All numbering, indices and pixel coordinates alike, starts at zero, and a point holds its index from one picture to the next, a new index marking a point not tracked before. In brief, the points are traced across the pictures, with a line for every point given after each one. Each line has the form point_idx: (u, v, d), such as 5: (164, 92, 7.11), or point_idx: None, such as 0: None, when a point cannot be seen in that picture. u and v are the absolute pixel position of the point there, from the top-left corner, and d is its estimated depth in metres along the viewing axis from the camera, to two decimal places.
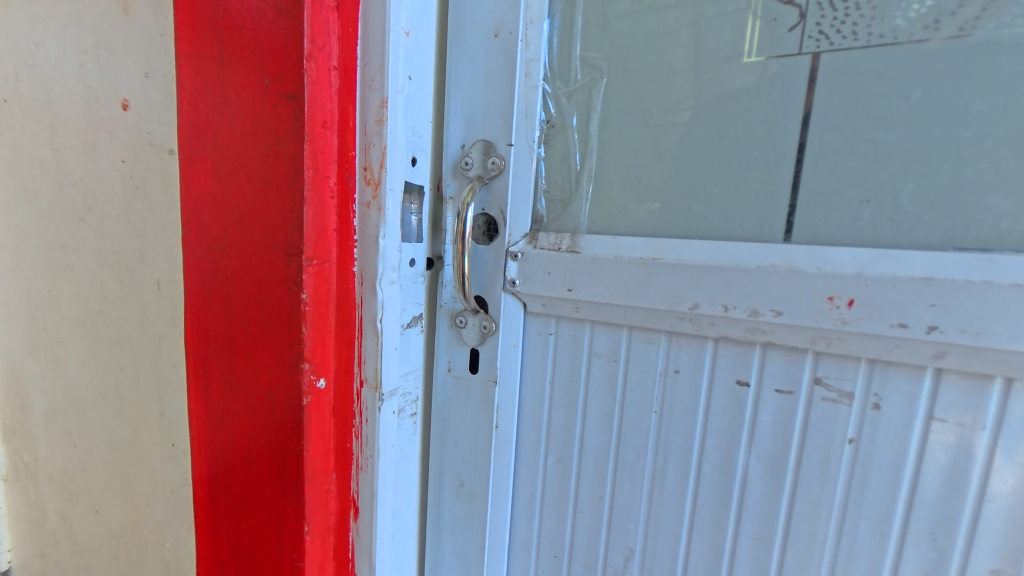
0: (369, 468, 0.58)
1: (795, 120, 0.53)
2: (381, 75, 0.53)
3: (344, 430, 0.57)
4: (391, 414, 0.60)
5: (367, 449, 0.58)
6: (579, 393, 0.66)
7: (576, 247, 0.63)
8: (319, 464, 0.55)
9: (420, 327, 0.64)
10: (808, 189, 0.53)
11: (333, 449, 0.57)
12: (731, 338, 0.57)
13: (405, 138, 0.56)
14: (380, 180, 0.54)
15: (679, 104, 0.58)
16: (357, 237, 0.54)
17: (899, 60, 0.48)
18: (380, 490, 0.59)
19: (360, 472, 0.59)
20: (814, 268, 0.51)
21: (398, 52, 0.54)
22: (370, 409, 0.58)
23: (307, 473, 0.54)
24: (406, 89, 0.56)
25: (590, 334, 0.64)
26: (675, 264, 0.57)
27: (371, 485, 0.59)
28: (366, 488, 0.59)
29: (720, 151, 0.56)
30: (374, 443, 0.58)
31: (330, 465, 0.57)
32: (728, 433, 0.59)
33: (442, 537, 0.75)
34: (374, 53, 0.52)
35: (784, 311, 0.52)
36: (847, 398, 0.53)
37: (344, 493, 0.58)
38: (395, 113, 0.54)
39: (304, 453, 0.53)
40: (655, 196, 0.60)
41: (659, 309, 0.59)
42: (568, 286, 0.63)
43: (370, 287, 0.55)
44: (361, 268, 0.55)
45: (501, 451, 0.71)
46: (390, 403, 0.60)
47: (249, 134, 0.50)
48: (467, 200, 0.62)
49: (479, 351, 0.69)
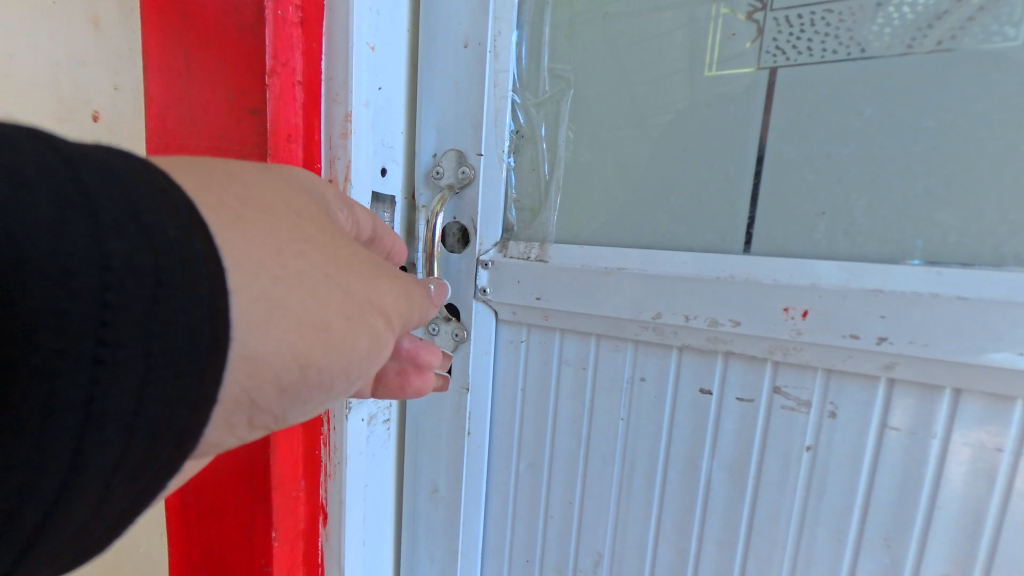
0: (337, 475, 0.59)
1: (755, 132, 0.54)
2: (346, 89, 0.53)
3: (311, 438, 0.59)
4: (360, 422, 0.60)
5: (335, 457, 0.59)
6: (550, 400, 0.67)
7: (544, 257, 0.64)
8: (286, 472, 0.57)
9: None
10: (767, 201, 0.54)
11: (301, 457, 0.59)
12: (693, 347, 0.57)
13: (372, 148, 0.57)
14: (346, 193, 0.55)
15: (642, 116, 0.59)
16: None
17: (852, 76, 0.49)
18: (349, 497, 0.60)
19: (328, 479, 0.59)
20: (771, 279, 0.52)
21: (364, 65, 0.54)
22: (337, 417, 0.58)
23: (274, 480, 0.56)
24: (374, 102, 0.57)
25: (560, 342, 0.65)
26: (639, 273, 0.58)
27: (339, 491, 0.59)
28: (334, 495, 0.60)
29: (685, 161, 0.57)
30: (342, 451, 0.58)
31: (298, 472, 0.59)
32: (693, 440, 0.60)
33: (417, 542, 0.76)
34: (338, 68, 0.53)
35: (743, 321, 0.53)
36: (805, 406, 0.54)
37: (313, 500, 0.60)
38: (360, 126, 0.55)
39: (272, 461, 0.56)
40: (623, 206, 0.61)
41: (624, 318, 0.60)
42: (537, 295, 0.64)
43: None
44: None
45: (474, 457, 0.72)
46: (359, 411, 0.60)
47: (214, 149, 0.53)
48: (437, 210, 0.63)
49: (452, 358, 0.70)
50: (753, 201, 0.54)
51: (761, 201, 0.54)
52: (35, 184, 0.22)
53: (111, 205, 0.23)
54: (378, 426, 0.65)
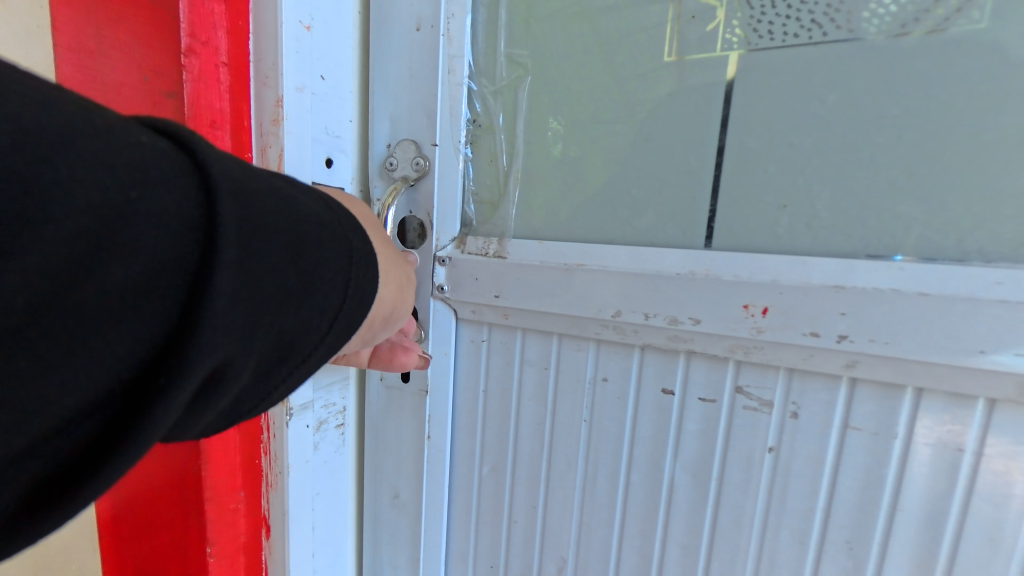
0: (279, 485, 0.61)
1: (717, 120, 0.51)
2: (275, 72, 0.53)
3: (250, 452, 0.61)
4: (305, 429, 0.61)
5: (277, 466, 0.60)
6: (512, 401, 0.65)
7: (503, 253, 0.61)
8: (222, 483, 0.60)
9: None
10: (729, 194, 0.52)
11: (238, 469, 0.61)
12: (655, 346, 0.55)
13: (313, 137, 0.56)
14: None
15: (602, 105, 0.56)
16: None
17: (815, 62, 0.47)
18: (292, 508, 0.61)
19: (270, 489, 0.61)
20: (731, 275, 0.50)
21: (303, 49, 0.54)
22: (278, 425, 0.59)
23: (211, 493, 0.59)
24: (314, 89, 0.56)
25: (521, 341, 0.63)
26: (599, 270, 0.56)
27: (281, 502, 0.61)
28: (276, 505, 0.61)
29: (646, 153, 0.55)
30: (283, 460, 0.60)
31: (237, 484, 0.62)
32: (656, 442, 0.58)
33: (379, 549, 0.73)
34: (268, 50, 0.53)
35: (703, 319, 0.51)
36: (767, 406, 0.52)
37: (253, 512, 0.63)
38: (293, 112, 0.54)
39: (206, 473, 0.58)
40: (585, 203, 0.59)
41: (583, 317, 0.57)
42: (495, 293, 0.61)
43: None
44: None
45: (435, 462, 0.69)
46: (303, 418, 0.60)
47: None
48: (389, 202, 0.60)
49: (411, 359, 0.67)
50: (716, 194, 0.52)
51: (724, 193, 0.52)
52: (313, 197, 0.33)
53: (343, 210, 0.35)
54: (325, 432, 0.64)
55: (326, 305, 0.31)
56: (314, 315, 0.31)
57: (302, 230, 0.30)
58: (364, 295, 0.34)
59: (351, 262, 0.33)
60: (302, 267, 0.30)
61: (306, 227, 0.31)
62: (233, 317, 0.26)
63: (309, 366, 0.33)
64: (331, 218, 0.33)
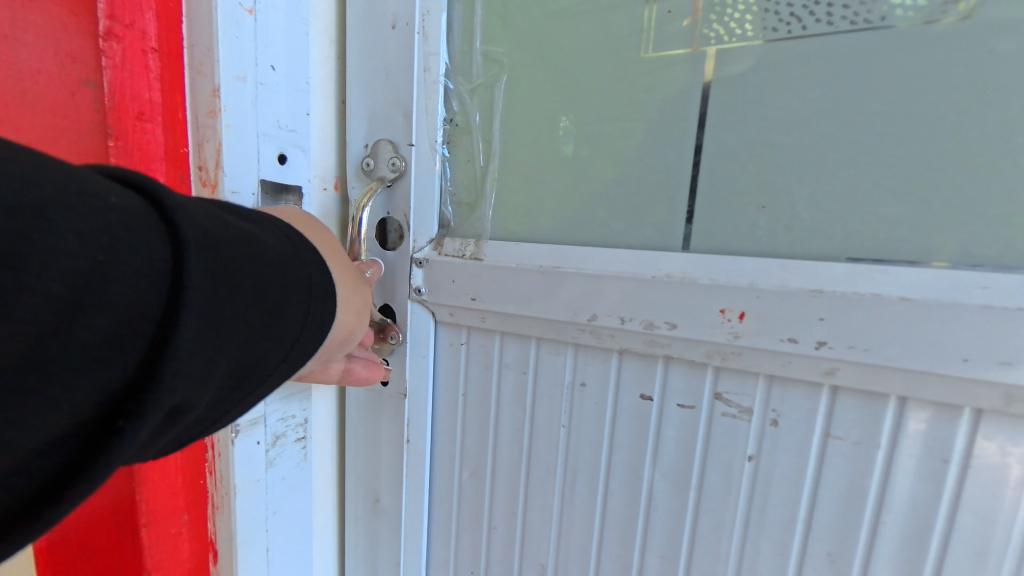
0: (225, 506, 0.61)
1: (694, 120, 0.50)
2: (212, 61, 0.52)
3: (194, 472, 0.61)
4: (255, 450, 0.61)
5: (222, 488, 0.60)
6: (489, 406, 0.64)
7: (473, 254, 0.60)
8: (161, 508, 0.60)
9: None
10: (707, 195, 0.50)
11: (180, 492, 0.61)
12: (632, 351, 0.54)
13: (258, 130, 0.56)
14: (215, 179, 0.54)
15: (577, 104, 0.55)
16: None
17: (795, 57, 0.45)
18: (241, 531, 0.62)
19: (217, 512, 0.62)
20: (708, 279, 0.48)
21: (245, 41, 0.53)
22: (221, 449, 0.59)
23: (148, 518, 0.59)
24: (264, 80, 0.55)
25: (499, 345, 0.61)
26: (575, 272, 0.54)
27: (229, 525, 0.62)
28: (224, 528, 0.62)
29: (620, 153, 0.54)
30: (230, 483, 0.60)
31: (179, 507, 0.62)
32: (635, 449, 0.56)
33: (362, 551, 0.74)
34: (204, 38, 0.52)
35: (679, 324, 0.50)
36: (747, 414, 0.50)
37: (197, 536, 0.63)
38: (234, 103, 0.53)
39: (144, 498, 0.58)
40: (559, 203, 0.58)
41: (561, 320, 0.56)
42: (472, 295, 0.60)
43: None
44: None
45: (415, 466, 0.68)
46: (250, 438, 0.61)
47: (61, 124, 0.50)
48: (364, 203, 0.59)
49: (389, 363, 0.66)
50: (694, 194, 0.51)
51: (701, 193, 0.50)
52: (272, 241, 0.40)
53: (301, 249, 0.42)
54: (277, 452, 0.64)
55: (284, 336, 0.38)
56: (273, 345, 0.37)
57: (267, 275, 0.37)
58: (318, 325, 0.41)
59: (308, 299, 0.40)
60: (269, 305, 0.37)
61: (268, 272, 0.37)
62: (209, 354, 0.32)
63: (265, 388, 0.39)
64: (288, 260, 0.40)
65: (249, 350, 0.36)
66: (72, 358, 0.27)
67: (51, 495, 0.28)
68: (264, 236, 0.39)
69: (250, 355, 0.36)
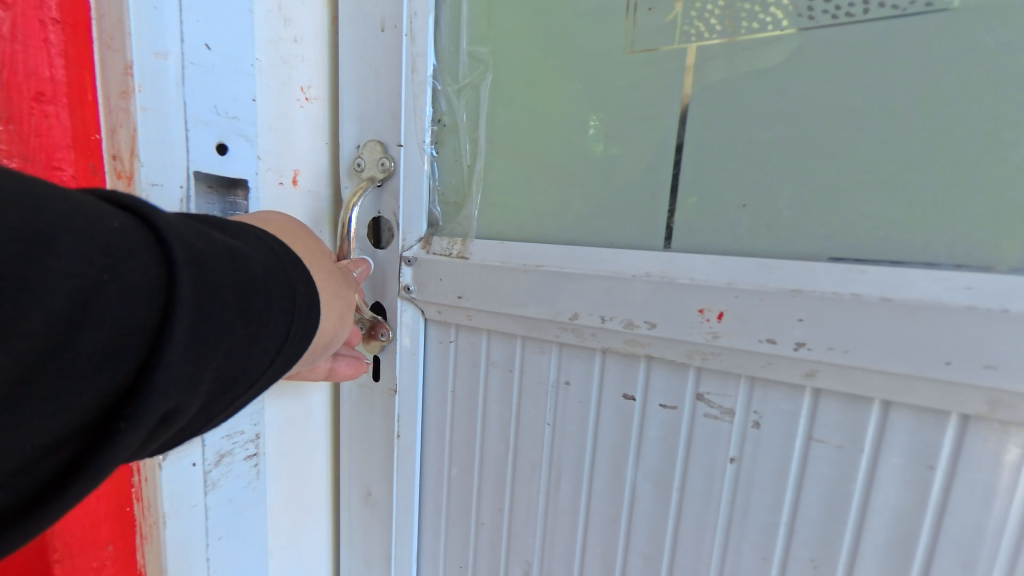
0: (151, 537, 0.55)
1: (933, 93, 0.40)
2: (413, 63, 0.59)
3: (118, 499, 0.55)
4: (190, 472, 0.56)
5: (149, 516, 0.55)
6: (632, 434, 0.56)
7: (621, 268, 0.52)
8: (76, 540, 0.54)
9: (441, 333, 0.66)
10: (965, 199, 0.40)
11: (101, 521, 0.55)
12: (778, 379, 0.47)
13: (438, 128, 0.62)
14: (395, 170, 0.62)
15: (777, 72, 0.45)
16: (385, 226, 0.64)
17: (1012, 27, 0.37)
18: (170, 560, 0.57)
19: (145, 541, 0.56)
20: (933, 303, 0.39)
21: (440, 49, 0.60)
22: (149, 471, 0.54)
23: (61, 549, 0.53)
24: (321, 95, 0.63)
25: (651, 369, 0.54)
26: (774, 294, 0.45)
27: (157, 555, 0.56)
28: (152, 557, 0.57)
29: (830, 138, 0.44)
30: (157, 511, 0.55)
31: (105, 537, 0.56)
32: (833, 497, 0.47)
33: (476, 562, 0.70)
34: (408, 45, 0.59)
35: (877, 357, 0.41)
36: (1011, 470, 0.40)
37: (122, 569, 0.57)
38: (425, 102, 0.60)
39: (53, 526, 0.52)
40: (736, 199, 0.49)
41: (749, 350, 0.47)
42: (629, 319, 0.52)
43: (394, 291, 0.65)
44: (387, 281, 0.65)
45: (542, 485, 0.63)
46: (183, 460, 0.55)
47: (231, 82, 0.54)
48: (524, 204, 0.60)
49: (520, 374, 0.62)
50: (934, 190, 0.41)
51: (942, 187, 0.40)
52: (261, 249, 0.40)
53: (287, 258, 0.41)
54: (309, 434, 0.70)
55: (271, 341, 0.38)
56: (260, 352, 0.37)
57: (261, 285, 0.37)
58: (305, 332, 0.41)
59: (294, 308, 0.40)
60: (255, 316, 0.36)
61: (255, 282, 0.37)
62: (190, 365, 0.32)
63: (253, 394, 0.39)
64: (277, 270, 0.40)
65: (233, 358, 0.35)
66: (61, 376, 0.27)
67: (50, 490, 0.29)
68: (251, 246, 0.39)
69: (235, 362, 0.36)
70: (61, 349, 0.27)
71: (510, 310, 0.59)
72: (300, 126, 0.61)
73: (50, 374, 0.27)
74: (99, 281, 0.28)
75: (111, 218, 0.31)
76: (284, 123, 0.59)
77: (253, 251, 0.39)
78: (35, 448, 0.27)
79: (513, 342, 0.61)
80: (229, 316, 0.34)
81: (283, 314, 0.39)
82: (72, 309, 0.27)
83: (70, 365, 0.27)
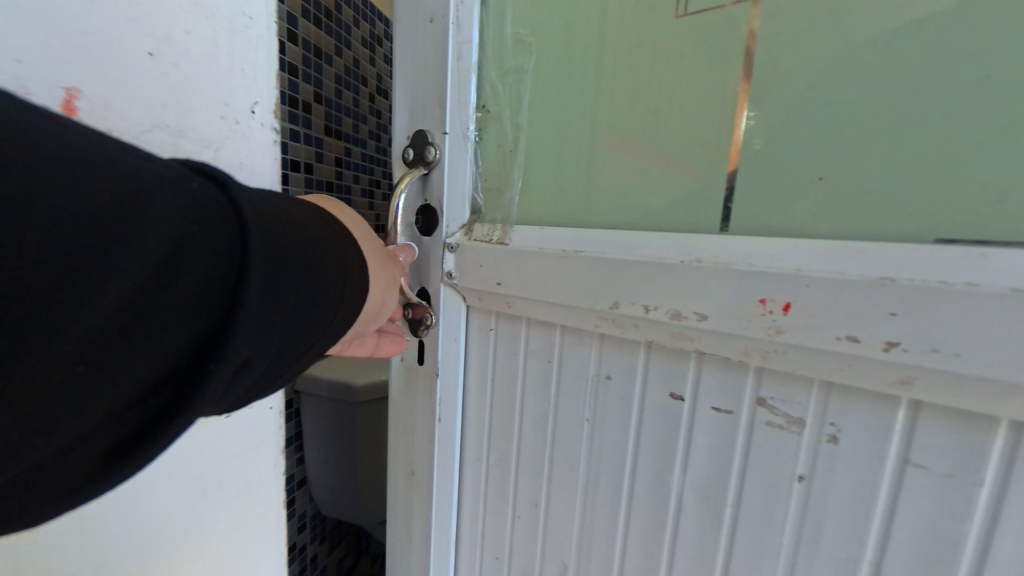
0: None
1: None
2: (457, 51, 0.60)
3: None
4: None
5: None
6: (678, 439, 0.51)
7: (668, 253, 0.48)
8: None
9: (481, 320, 0.66)
10: None
11: None
12: (859, 386, 0.39)
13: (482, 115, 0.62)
14: (440, 158, 0.63)
15: (861, 22, 0.39)
16: (431, 214, 0.66)
17: None
18: None
19: None
20: None
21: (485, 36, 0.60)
22: None
23: None
24: None
25: (701, 368, 0.48)
26: (852, 283, 0.38)
27: None
28: None
29: (932, 92, 0.36)
30: None
31: None
32: (935, 540, 0.38)
33: (512, 557, 0.69)
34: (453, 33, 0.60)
35: (1001, 366, 0.32)
36: None
37: None
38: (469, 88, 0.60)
39: None
40: (806, 173, 0.42)
41: (821, 350, 0.40)
42: (675, 310, 0.47)
43: (438, 277, 0.66)
44: (430, 267, 0.66)
45: (578, 484, 0.60)
46: None
47: None
48: (566, 188, 0.58)
49: (558, 366, 0.60)
50: None
51: None
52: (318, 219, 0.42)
53: (340, 230, 0.44)
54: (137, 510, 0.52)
55: (330, 304, 0.40)
56: (322, 314, 0.39)
57: (321, 250, 0.39)
58: (358, 298, 0.43)
59: (349, 274, 0.42)
60: (317, 277, 0.38)
61: (316, 247, 0.39)
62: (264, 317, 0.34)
63: (315, 355, 0.41)
64: (334, 239, 0.42)
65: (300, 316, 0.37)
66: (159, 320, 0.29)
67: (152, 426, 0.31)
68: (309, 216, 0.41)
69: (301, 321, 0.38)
70: (156, 295, 0.29)
71: (547, 298, 0.57)
72: (92, 24, 0.44)
73: (153, 316, 0.29)
74: (190, 232, 0.31)
75: (192, 181, 0.33)
76: (73, 15, 0.42)
77: (312, 220, 0.41)
78: (132, 389, 0.30)
79: (552, 333, 0.59)
80: (296, 275, 0.36)
81: (340, 279, 0.40)
82: (168, 256, 0.30)
83: (169, 309, 0.30)
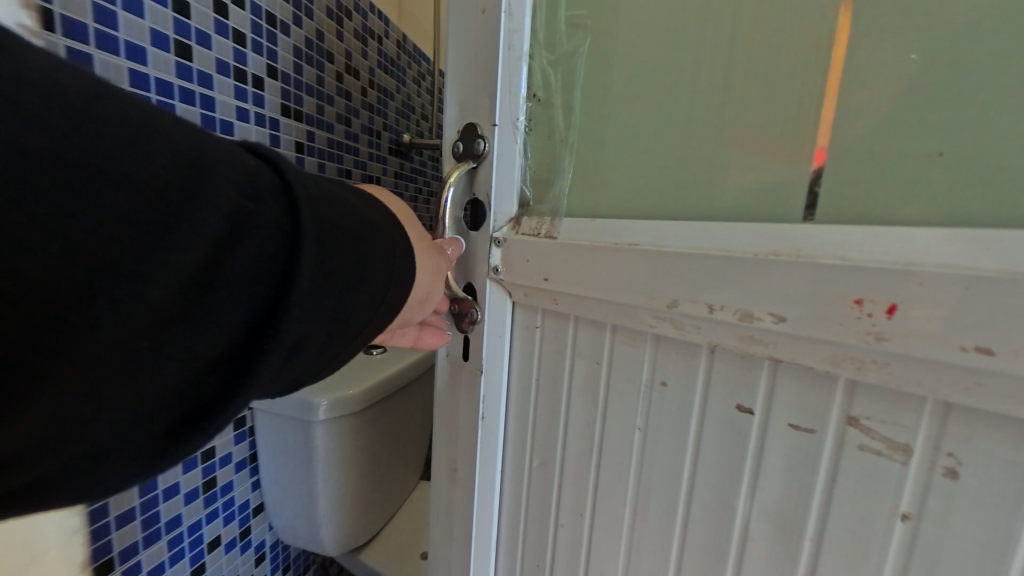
0: None
1: None
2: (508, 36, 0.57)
3: None
4: None
5: None
6: (746, 455, 0.45)
7: (738, 246, 0.43)
8: None
9: (526, 318, 0.63)
10: None
11: None
12: (991, 410, 0.32)
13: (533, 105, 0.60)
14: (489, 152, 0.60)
15: None
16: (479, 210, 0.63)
17: None
18: None
19: None
20: None
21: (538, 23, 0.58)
22: None
23: None
24: None
25: (776, 376, 0.42)
26: (986, 282, 0.30)
27: None
28: None
29: None
30: None
31: None
32: None
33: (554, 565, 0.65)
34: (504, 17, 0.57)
35: None
36: None
37: None
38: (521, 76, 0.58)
39: None
40: (917, 150, 0.36)
41: (937, 362, 0.33)
42: (746, 309, 0.42)
43: (483, 273, 0.64)
44: (476, 263, 0.65)
45: (627, 497, 0.56)
46: None
47: None
48: (622, 178, 0.55)
49: (608, 368, 0.55)
50: None
51: None
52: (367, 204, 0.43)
53: (387, 215, 0.44)
54: None
55: (377, 287, 0.40)
56: (369, 297, 0.40)
57: (368, 233, 0.40)
58: (404, 283, 0.43)
59: (395, 259, 0.42)
60: (364, 260, 0.39)
61: (364, 230, 0.40)
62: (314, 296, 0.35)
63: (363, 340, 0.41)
64: (381, 224, 0.42)
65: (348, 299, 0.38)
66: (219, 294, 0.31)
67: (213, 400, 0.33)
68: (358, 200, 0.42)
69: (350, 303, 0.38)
70: (220, 270, 0.31)
71: (598, 294, 0.53)
72: None
73: (215, 289, 0.31)
74: (249, 208, 0.32)
75: (252, 162, 0.35)
76: None
77: (361, 204, 0.42)
78: (196, 360, 0.31)
79: (602, 331, 0.55)
80: (344, 257, 0.37)
81: (387, 262, 0.41)
82: (229, 232, 0.31)
83: (228, 283, 0.31)
